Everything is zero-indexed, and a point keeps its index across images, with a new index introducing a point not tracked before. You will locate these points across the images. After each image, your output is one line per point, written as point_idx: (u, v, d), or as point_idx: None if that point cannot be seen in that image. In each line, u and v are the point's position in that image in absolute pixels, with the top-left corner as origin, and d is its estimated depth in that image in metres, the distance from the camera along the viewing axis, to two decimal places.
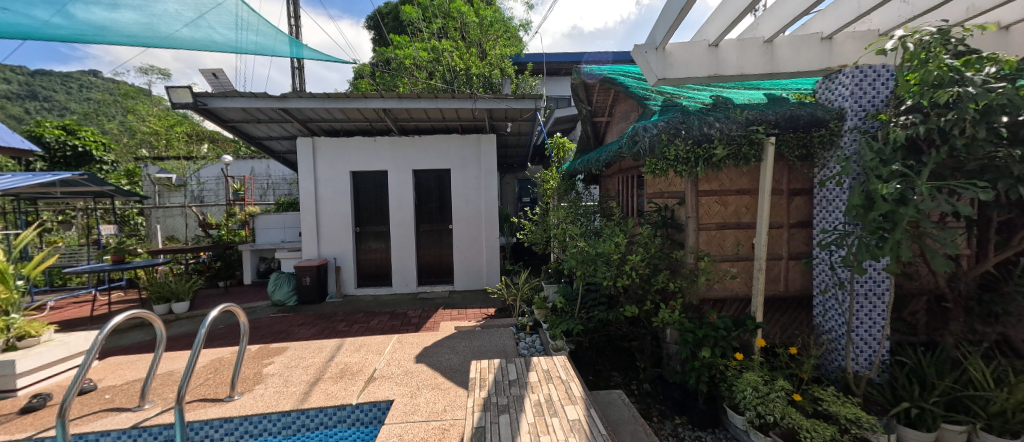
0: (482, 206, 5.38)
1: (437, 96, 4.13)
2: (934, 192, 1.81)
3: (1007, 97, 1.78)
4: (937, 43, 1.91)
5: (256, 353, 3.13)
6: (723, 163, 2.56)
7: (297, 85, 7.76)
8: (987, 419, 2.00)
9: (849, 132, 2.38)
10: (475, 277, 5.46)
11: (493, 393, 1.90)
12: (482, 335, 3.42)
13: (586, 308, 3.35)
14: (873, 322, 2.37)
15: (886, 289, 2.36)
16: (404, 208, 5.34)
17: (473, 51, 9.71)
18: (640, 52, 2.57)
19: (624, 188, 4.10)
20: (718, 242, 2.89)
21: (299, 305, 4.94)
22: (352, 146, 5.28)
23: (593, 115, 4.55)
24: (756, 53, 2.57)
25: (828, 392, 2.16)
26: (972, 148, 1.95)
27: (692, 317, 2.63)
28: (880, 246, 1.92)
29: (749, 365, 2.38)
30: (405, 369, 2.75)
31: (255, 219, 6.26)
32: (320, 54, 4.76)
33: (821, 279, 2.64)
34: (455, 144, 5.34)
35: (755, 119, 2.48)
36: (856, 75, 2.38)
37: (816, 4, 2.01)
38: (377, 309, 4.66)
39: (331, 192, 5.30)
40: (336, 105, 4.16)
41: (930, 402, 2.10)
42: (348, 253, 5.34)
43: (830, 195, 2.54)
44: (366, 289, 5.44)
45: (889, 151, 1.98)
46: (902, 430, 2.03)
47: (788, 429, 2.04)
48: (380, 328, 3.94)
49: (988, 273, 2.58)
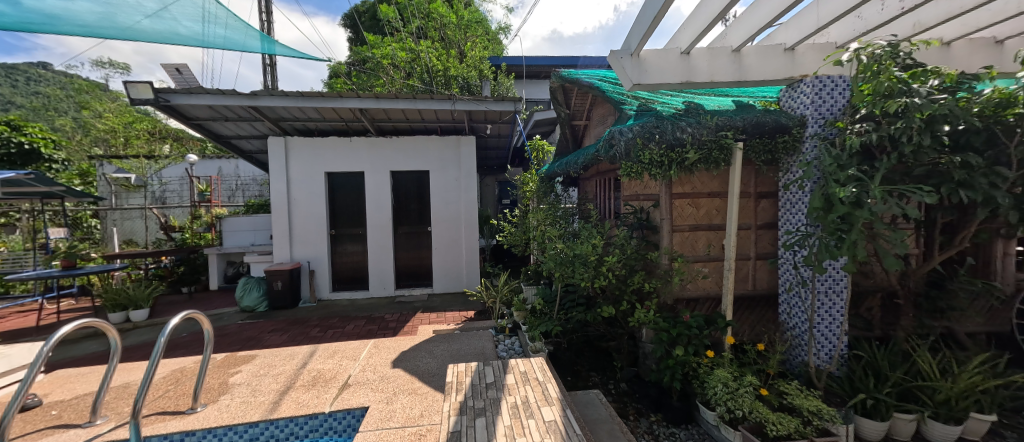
0: (462, 208, 5.34)
1: (415, 97, 4.08)
2: (885, 196, 1.93)
3: (949, 107, 1.92)
4: (887, 56, 2.05)
5: (222, 362, 2.99)
6: (695, 167, 2.65)
7: (268, 82, 7.50)
8: (934, 407, 2.15)
9: (810, 138, 2.51)
10: (455, 279, 5.41)
11: (470, 396, 1.88)
12: (461, 338, 3.39)
13: (564, 309, 3.38)
14: (832, 319, 2.50)
15: (843, 287, 2.50)
16: (382, 210, 5.24)
17: (452, 52, 9.67)
18: (615, 58, 2.63)
19: (601, 190, 4.17)
20: (691, 243, 2.98)
21: (271, 311, 4.75)
22: (327, 146, 5.14)
23: (571, 118, 4.62)
24: (725, 62, 2.67)
25: (792, 386, 2.26)
26: (918, 155, 2.09)
27: (666, 317, 2.69)
28: (838, 246, 2.03)
29: (719, 362, 2.46)
30: (381, 374, 2.69)
31: (223, 221, 5.98)
32: (293, 51, 4.64)
33: (785, 278, 2.76)
34: (434, 146, 5.29)
35: (723, 124, 2.59)
36: (816, 85, 2.52)
37: (779, 16, 2.11)
38: (354, 314, 4.54)
39: (305, 193, 5.13)
40: (310, 104, 4.04)
41: (884, 393, 2.23)
42: (323, 256, 5.19)
43: (793, 198, 2.67)
44: (341, 293, 5.29)
45: (845, 157, 2.10)
46: (860, 420, 2.15)
47: (755, 423, 2.12)
48: (356, 333, 3.85)
49: (934, 271, 2.78)
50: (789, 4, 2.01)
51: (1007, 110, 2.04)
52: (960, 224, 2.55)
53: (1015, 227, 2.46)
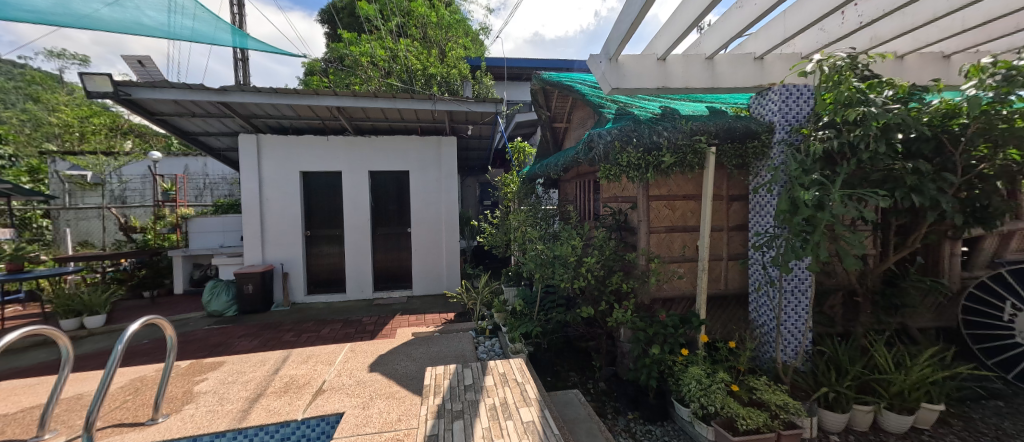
0: (442, 209, 5.29)
1: (395, 96, 4.02)
2: (845, 200, 2.04)
3: (901, 117, 2.05)
4: (847, 68, 2.17)
5: (186, 370, 2.84)
6: (670, 170, 2.72)
7: (240, 78, 7.22)
8: (890, 398, 2.28)
9: (778, 144, 2.63)
10: (435, 280, 5.36)
11: (447, 399, 1.86)
12: (440, 341, 3.35)
13: (544, 310, 3.41)
14: (798, 316, 2.62)
15: (808, 286, 2.63)
16: (360, 211, 5.12)
17: (433, 52, 9.56)
18: (594, 62, 2.68)
19: (581, 192, 4.22)
20: (667, 244, 3.06)
21: (241, 315, 4.56)
22: (302, 144, 4.99)
23: (552, 120, 4.66)
24: (699, 68, 2.76)
25: (761, 382, 2.35)
26: (875, 161, 2.22)
27: (643, 317, 2.75)
28: (803, 247, 2.12)
29: (693, 360, 2.52)
30: (357, 379, 2.62)
31: (189, 222, 5.70)
32: (267, 46, 4.48)
33: (755, 277, 2.87)
34: (415, 146, 5.22)
35: (698, 129, 2.66)
36: (783, 93, 2.62)
37: (748, 26, 2.20)
38: (329, 317, 4.41)
39: (278, 193, 4.96)
40: (284, 101, 3.92)
41: (844, 386, 2.35)
42: (297, 258, 5.03)
43: (762, 201, 2.78)
44: (316, 296, 5.14)
45: (809, 162, 2.21)
46: (823, 413, 2.26)
47: (727, 418, 2.19)
48: (332, 337, 3.74)
49: (890, 271, 2.95)
50: (758, 15, 2.10)
51: (952, 120, 2.19)
52: (912, 225, 2.72)
53: (960, 228, 2.65)
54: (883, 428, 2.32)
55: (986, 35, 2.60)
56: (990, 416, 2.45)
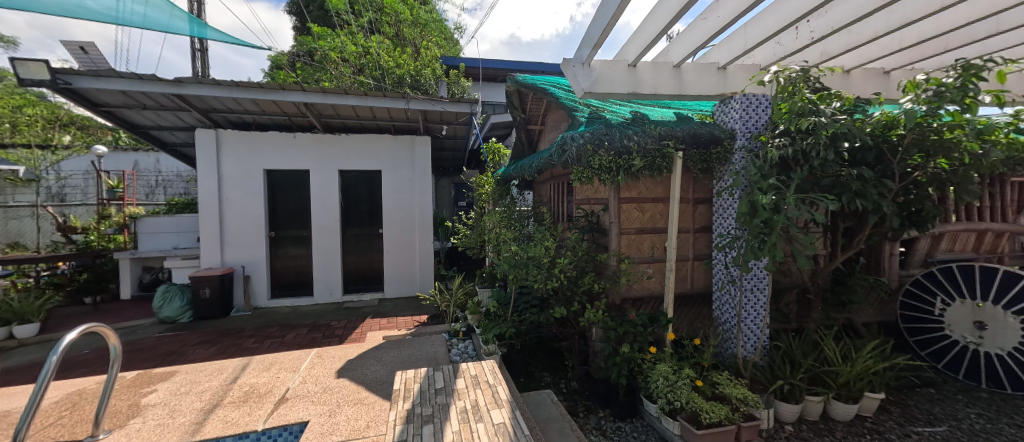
0: (415, 210, 5.20)
1: (366, 93, 3.92)
2: (798, 203, 2.17)
3: (847, 127, 2.22)
4: (800, 80, 2.33)
5: (133, 381, 2.63)
6: (640, 173, 2.81)
7: (198, 70, 6.81)
8: (837, 389, 2.46)
9: (739, 150, 2.76)
10: (408, 282, 5.25)
11: (417, 403, 1.82)
12: (413, 344, 3.29)
13: (518, 311, 3.41)
14: (756, 313, 2.76)
15: (766, 285, 2.78)
16: (329, 211, 4.95)
17: (407, 50, 9.40)
18: (568, 66, 2.74)
19: (555, 194, 4.26)
20: (637, 246, 3.15)
21: (197, 321, 4.28)
22: (267, 140, 4.76)
23: (527, 122, 4.69)
24: (667, 76, 2.86)
25: (723, 376, 2.46)
26: (825, 167, 2.37)
27: (614, 316, 2.81)
28: (761, 247, 2.25)
29: (661, 357, 2.61)
30: (323, 386, 2.53)
31: (138, 221, 5.30)
32: (228, 37, 4.25)
33: (718, 276, 2.99)
34: (387, 145, 5.10)
35: (666, 134, 2.76)
36: (744, 102, 2.77)
37: (712, 36, 2.30)
38: (295, 322, 4.23)
39: (240, 192, 4.71)
40: (247, 95, 3.73)
41: (797, 378, 2.51)
42: (261, 260, 4.79)
43: (724, 204, 2.91)
44: (281, 300, 4.91)
45: (767, 168, 2.34)
46: (779, 404, 2.40)
47: (692, 413, 2.28)
48: (297, 342, 3.59)
49: (838, 270, 3.17)
50: (720, 26, 2.20)
51: (890, 131, 2.38)
52: (857, 227, 2.94)
53: (898, 230, 2.89)
54: (832, 417, 2.49)
55: (918, 55, 2.81)
56: (922, 402, 2.68)
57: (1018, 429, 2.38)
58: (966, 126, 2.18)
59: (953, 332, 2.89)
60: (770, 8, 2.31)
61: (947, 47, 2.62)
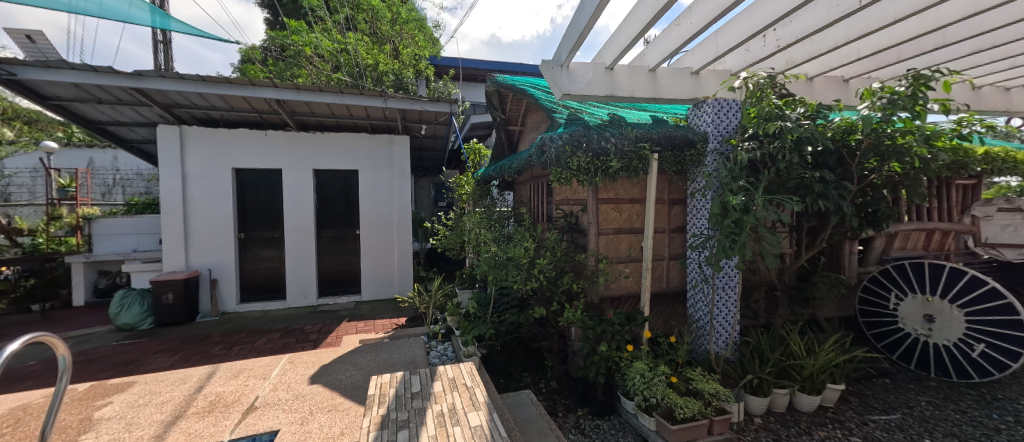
0: (394, 210, 5.11)
1: (342, 91, 3.82)
2: (766, 204, 2.26)
3: (810, 132, 2.33)
4: (767, 86, 2.43)
5: (85, 394, 2.46)
6: (617, 175, 2.85)
7: (161, 63, 6.46)
8: (802, 381, 2.57)
9: (711, 153, 2.85)
10: (386, 284, 5.16)
11: (392, 408, 1.78)
12: (390, 347, 3.23)
13: (498, 311, 3.41)
14: (728, 310, 2.85)
15: (736, 283, 2.88)
16: (303, 211, 4.79)
17: (385, 48, 9.23)
18: (547, 67, 2.75)
19: (535, 194, 4.27)
20: (615, 246, 3.20)
21: (159, 328, 4.06)
22: (237, 138, 4.56)
23: (507, 123, 4.69)
24: (643, 79, 2.92)
25: (697, 372, 2.53)
26: (790, 170, 2.48)
27: (593, 316, 2.85)
28: (732, 247, 2.33)
29: (638, 355, 2.66)
30: (295, 393, 2.44)
31: (94, 223, 4.99)
32: (193, 29, 4.05)
33: (692, 275, 3.07)
34: (364, 144, 4.99)
35: (642, 136, 2.81)
36: (716, 106, 2.86)
37: (686, 42, 2.37)
38: (266, 327, 4.07)
39: (207, 192, 4.50)
40: (213, 91, 3.56)
41: (766, 372, 2.61)
42: (229, 263, 4.59)
43: (698, 205, 3.00)
44: (251, 304, 4.72)
45: (737, 170, 2.43)
46: (749, 398, 2.49)
47: (667, 409, 2.33)
48: (268, 348, 3.45)
49: (803, 268, 3.32)
50: (693, 33, 2.27)
51: (850, 136, 2.52)
52: (820, 227, 3.08)
53: (857, 230, 3.05)
54: (797, 408, 2.60)
55: (873, 64, 2.98)
56: (879, 392, 2.84)
57: (962, 415, 2.56)
58: (916, 132, 2.33)
59: (907, 326, 3.07)
60: (739, 17, 2.40)
61: (899, 57, 2.79)
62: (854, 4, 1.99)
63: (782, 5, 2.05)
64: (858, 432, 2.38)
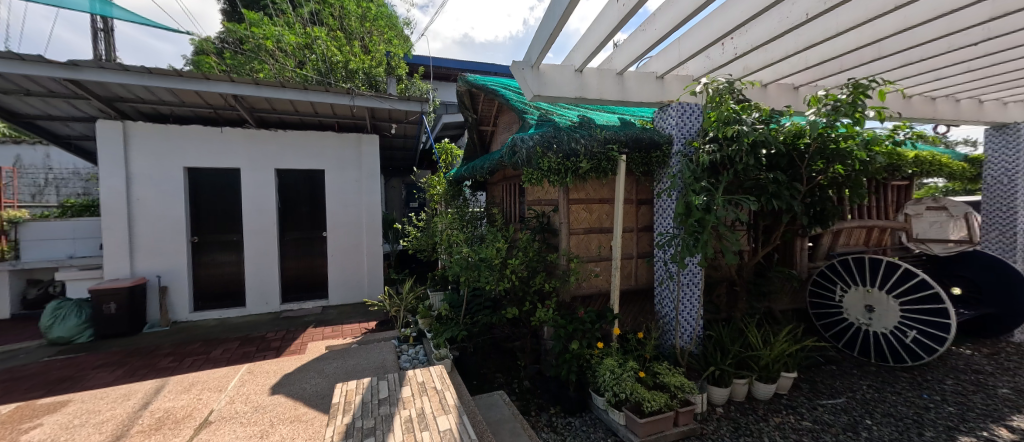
0: (363, 211, 4.96)
1: (305, 87, 3.66)
2: (725, 203, 2.38)
3: (764, 135, 2.48)
4: (726, 92, 2.55)
5: (8, 418, 2.21)
6: (587, 175, 2.90)
7: (101, 52, 5.94)
8: (759, 371, 2.72)
9: (675, 155, 2.96)
10: (355, 288, 5.01)
11: (358, 416, 1.72)
12: (359, 352, 3.13)
13: (471, 313, 3.38)
14: (692, 306, 2.97)
15: (699, 280, 3.00)
16: (264, 213, 4.55)
17: (354, 44, 8.97)
18: (517, 69, 2.75)
19: (507, 195, 4.28)
20: (586, 245, 3.26)
21: (99, 341, 3.72)
22: (189, 135, 4.28)
23: (479, 123, 4.67)
24: (612, 82, 2.98)
25: (663, 367, 2.61)
26: (746, 171, 2.63)
27: (564, 314, 2.89)
28: (695, 244, 2.44)
29: (608, 352, 2.72)
30: (255, 405, 2.31)
31: (21, 227, 4.53)
32: (138, 17, 3.78)
33: (658, 273, 3.15)
34: (330, 143, 4.82)
35: (610, 138, 2.88)
36: (680, 110, 2.97)
37: (651, 47, 2.45)
38: (223, 336, 3.84)
39: (156, 193, 4.19)
40: (162, 84, 3.32)
41: (727, 364, 2.74)
42: (182, 268, 4.29)
43: (663, 205, 3.10)
44: (206, 312, 4.44)
45: (699, 171, 2.54)
46: (711, 389, 2.61)
47: (635, 403, 2.40)
48: (226, 358, 3.25)
49: (760, 264, 3.52)
50: (658, 39, 2.35)
51: (799, 140, 2.69)
52: (774, 226, 3.27)
53: (807, 228, 3.26)
54: (755, 397, 2.75)
55: (819, 73, 3.20)
56: (827, 378, 3.05)
57: (898, 396, 2.80)
58: (857, 137, 2.52)
59: (850, 316, 3.32)
60: (700, 25, 2.50)
61: (842, 67, 3.01)
62: (802, 17, 2.13)
63: (738, 15, 2.17)
64: (809, 416, 2.55)
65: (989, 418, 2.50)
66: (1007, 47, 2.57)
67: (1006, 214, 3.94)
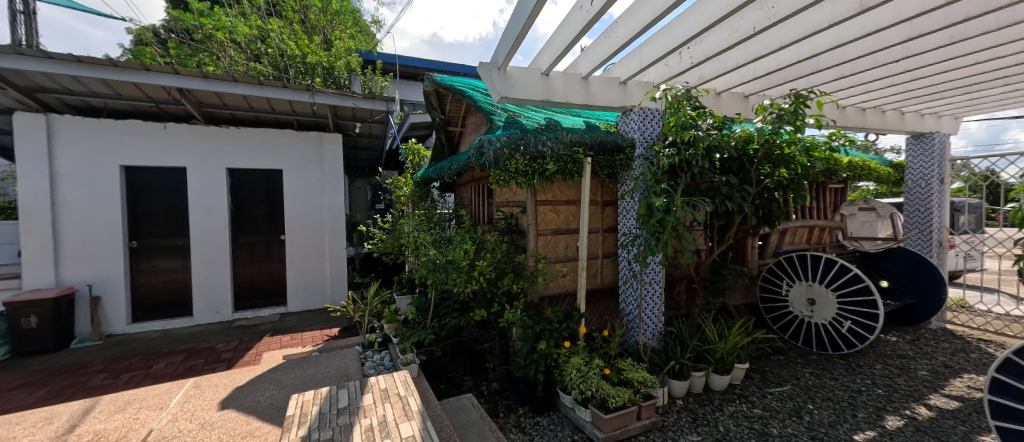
0: (325, 213, 4.76)
1: (260, 82, 3.47)
2: (682, 204, 2.50)
3: (718, 140, 2.63)
4: (683, 98, 2.69)
5: None
6: (554, 177, 2.94)
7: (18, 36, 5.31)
8: (715, 363, 2.88)
9: (638, 158, 3.07)
10: (317, 294, 4.80)
11: (315, 428, 1.64)
12: (320, 361, 2.99)
13: (439, 316, 3.34)
14: (654, 304, 3.08)
15: (660, 279, 3.11)
16: (215, 215, 4.26)
17: (315, 39, 8.63)
18: (484, 70, 2.76)
19: (475, 196, 4.26)
20: (553, 246, 3.31)
21: (15, 360, 3.32)
22: (127, 130, 3.93)
23: (446, 123, 4.61)
24: (577, 86, 3.03)
25: (628, 363, 2.69)
26: (702, 174, 2.77)
27: (532, 315, 2.92)
28: (656, 244, 2.54)
29: (575, 350, 2.77)
30: (201, 421, 2.15)
31: None
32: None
33: (623, 272, 3.24)
34: (289, 142, 4.59)
35: (576, 141, 2.94)
36: (641, 115, 3.08)
37: (614, 53, 2.54)
38: (167, 349, 3.54)
39: (87, 194, 3.81)
40: (95, 74, 3.03)
41: (686, 358, 2.87)
42: (118, 276, 3.92)
43: (627, 206, 3.20)
44: (147, 323, 4.08)
45: (660, 174, 2.65)
46: (671, 383, 2.73)
47: (600, 400, 2.45)
48: (169, 373, 3.01)
49: (716, 262, 3.72)
50: (620, 45, 2.44)
51: (749, 145, 2.89)
52: (728, 226, 3.47)
53: (756, 228, 3.48)
54: (711, 388, 2.90)
55: (766, 84, 3.44)
56: (775, 367, 3.28)
57: (836, 381, 3.05)
58: (799, 143, 2.74)
59: (794, 308, 3.59)
60: (659, 34, 2.62)
61: (786, 78, 3.25)
62: (750, 30, 2.28)
63: (694, 26, 2.29)
64: (759, 404, 2.72)
65: (911, 398, 2.78)
66: (922, 64, 2.88)
67: (923, 214, 4.41)
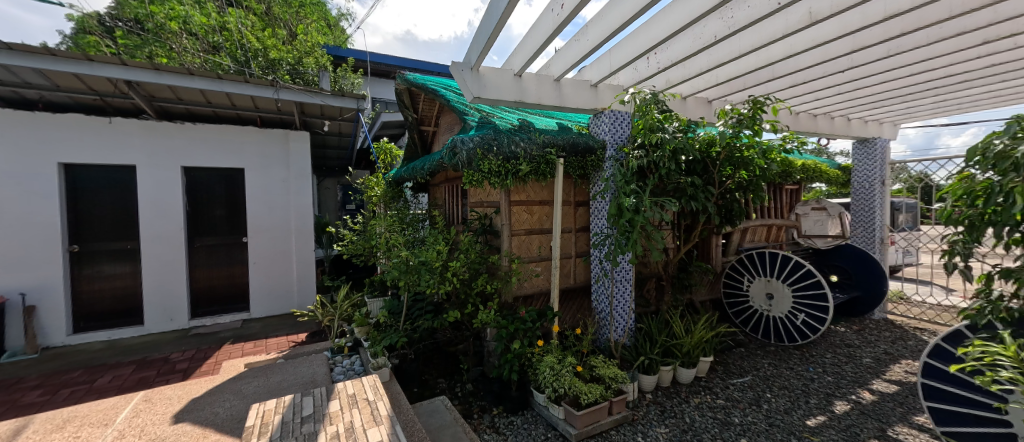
0: (292, 214, 4.58)
1: (219, 76, 3.29)
2: (651, 204, 2.58)
3: (683, 143, 2.74)
4: (651, 102, 2.78)
5: None
6: (527, 177, 2.96)
7: None
8: (682, 358, 2.99)
9: (609, 159, 3.15)
10: (283, 298, 4.61)
11: (276, 438, 1.58)
12: (285, 368, 2.87)
13: (411, 318, 3.29)
14: (624, 302, 3.16)
15: (630, 277, 3.20)
16: (169, 216, 4.00)
17: (279, 32, 8.29)
18: (457, 69, 2.74)
19: (449, 196, 4.22)
20: (527, 246, 3.33)
21: None
22: (67, 125, 3.62)
23: (419, 123, 4.53)
24: (550, 88, 3.07)
25: (600, 360, 2.73)
26: (669, 175, 2.87)
27: (506, 315, 2.93)
28: (626, 243, 2.61)
29: (548, 349, 2.80)
30: (151, 437, 2.01)
31: None
32: None
33: (595, 271, 3.29)
34: (252, 139, 4.37)
35: (548, 142, 2.98)
36: (613, 118, 3.20)
37: (585, 56, 2.59)
38: (114, 361, 3.28)
39: (20, 194, 3.48)
40: (29, 63, 2.78)
41: (654, 353, 2.97)
42: (56, 283, 3.61)
43: (598, 207, 3.27)
44: (91, 334, 3.78)
45: (630, 175, 2.72)
46: (641, 378, 2.81)
47: (573, 397, 2.49)
48: (116, 387, 2.79)
49: (682, 260, 3.87)
50: (590, 49, 2.49)
51: (711, 148, 3.03)
52: (693, 225, 3.62)
53: (719, 227, 3.64)
54: (679, 381, 3.01)
55: (728, 89, 3.61)
56: (737, 359, 3.44)
57: (792, 370, 3.24)
58: (757, 147, 2.90)
59: (755, 303, 3.79)
60: (628, 38, 2.69)
61: (745, 84, 3.42)
62: (711, 38, 2.40)
63: (659, 32, 2.37)
64: (722, 395, 2.85)
65: (857, 384, 3.00)
66: (864, 75, 3.12)
67: (867, 213, 4.77)
